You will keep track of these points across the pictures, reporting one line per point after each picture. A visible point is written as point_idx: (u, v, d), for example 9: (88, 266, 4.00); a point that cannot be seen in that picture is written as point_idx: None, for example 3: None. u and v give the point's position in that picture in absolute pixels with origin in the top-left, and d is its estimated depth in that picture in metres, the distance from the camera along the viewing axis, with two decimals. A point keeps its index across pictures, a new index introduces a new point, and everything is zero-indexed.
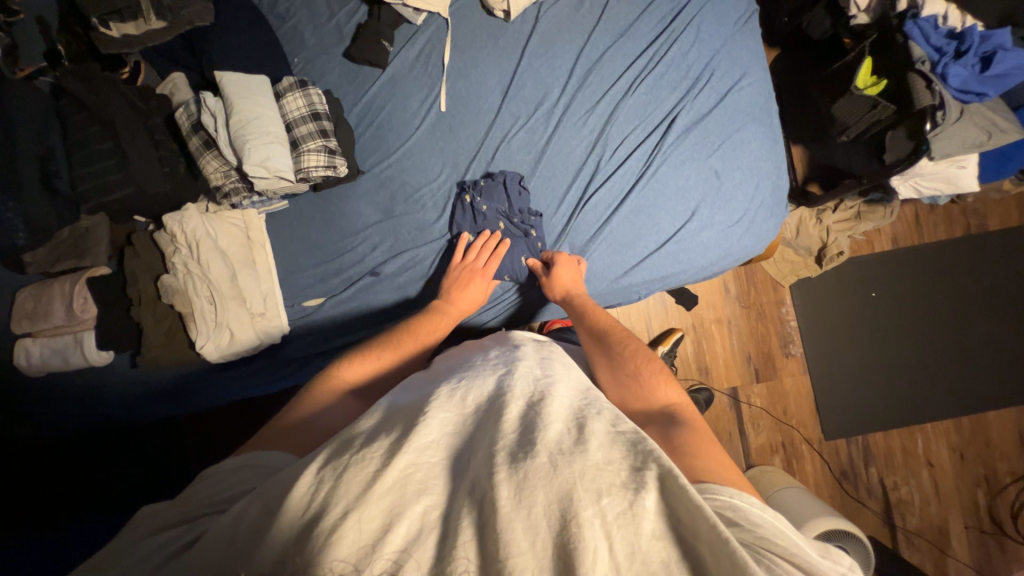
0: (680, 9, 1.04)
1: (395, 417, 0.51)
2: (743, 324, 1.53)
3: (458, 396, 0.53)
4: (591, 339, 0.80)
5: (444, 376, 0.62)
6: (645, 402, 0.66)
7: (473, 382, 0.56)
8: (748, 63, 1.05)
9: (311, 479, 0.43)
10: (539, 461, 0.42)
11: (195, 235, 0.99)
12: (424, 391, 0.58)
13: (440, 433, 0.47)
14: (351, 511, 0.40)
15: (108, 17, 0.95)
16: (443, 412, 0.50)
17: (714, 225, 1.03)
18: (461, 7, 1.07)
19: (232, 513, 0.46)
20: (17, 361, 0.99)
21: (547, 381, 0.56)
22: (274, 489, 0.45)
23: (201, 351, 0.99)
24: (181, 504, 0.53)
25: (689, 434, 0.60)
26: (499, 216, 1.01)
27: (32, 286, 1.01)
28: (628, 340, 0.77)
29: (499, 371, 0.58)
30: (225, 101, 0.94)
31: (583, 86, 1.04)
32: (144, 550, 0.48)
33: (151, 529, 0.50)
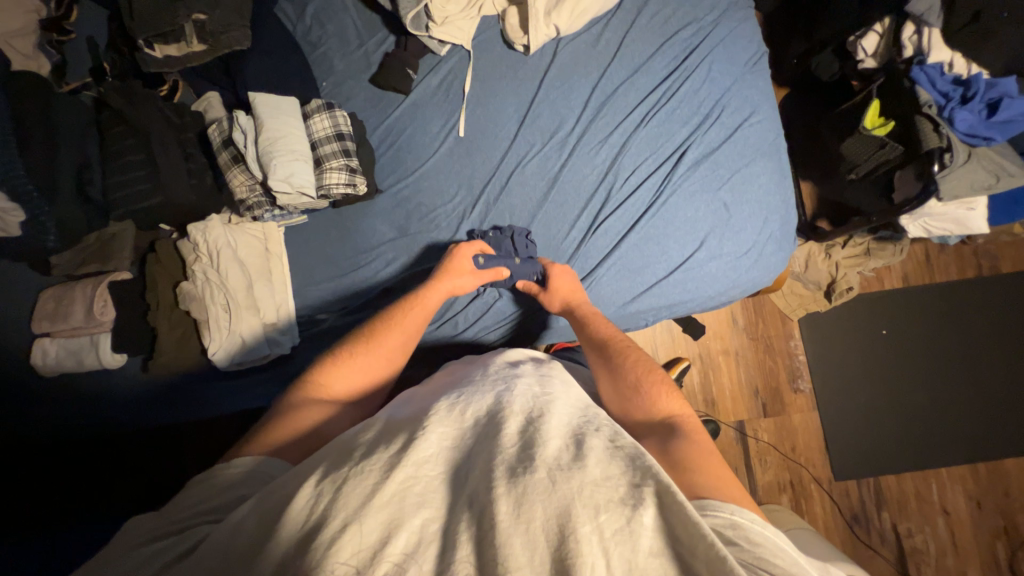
0: (692, 48, 1.08)
1: (396, 428, 0.51)
2: (750, 356, 1.52)
3: (458, 411, 0.53)
4: (591, 352, 0.81)
5: (444, 392, 0.62)
6: (646, 412, 0.67)
7: (472, 398, 0.56)
8: (757, 101, 1.08)
9: (310, 491, 0.44)
10: (534, 475, 0.43)
11: (216, 244, 1.02)
12: (423, 405, 0.58)
13: (440, 446, 0.48)
14: (350, 523, 0.40)
15: (152, 38, 1.00)
16: (442, 426, 0.50)
17: (723, 255, 1.05)
18: (483, 40, 1.12)
19: (232, 522, 0.46)
20: (33, 361, 1.01)
21: (545, 398, 0.56)
22: (275, 497, 0.46)
23: (211, 357, 1.01)
24: (173, 512, 0.52)
25: (690, 446, 0.59)
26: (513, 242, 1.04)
27: (55, 287, 1.05)
28: (627, 349, 0.78)
29: (498, 388, 0.58)
30: (256, 120, 0.99)
31: (597, 118, 1.08)
32: (139, 558, 0.47)
33: (141, 539, 0.49)
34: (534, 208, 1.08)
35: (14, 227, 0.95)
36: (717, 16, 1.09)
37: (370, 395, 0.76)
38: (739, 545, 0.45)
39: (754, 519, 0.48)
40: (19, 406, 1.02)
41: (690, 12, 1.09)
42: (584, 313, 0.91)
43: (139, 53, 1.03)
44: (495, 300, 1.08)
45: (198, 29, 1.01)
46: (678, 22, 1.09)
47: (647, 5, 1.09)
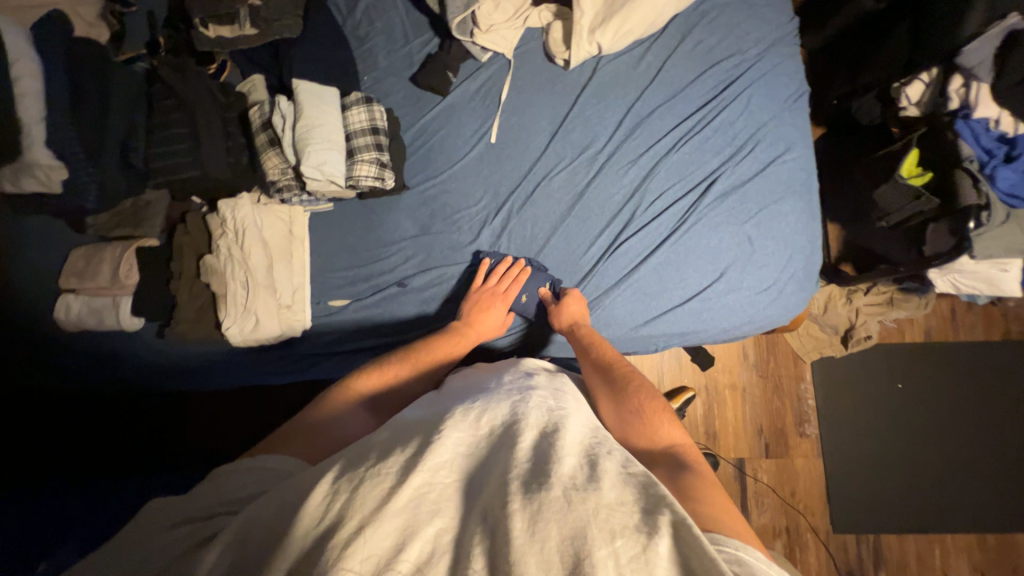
0: (733, 78, 1.06)
1: (412, 430, 0.52)
2: (757, 394, 1.49)
3: (473, 417, 0.53)
4: (594, 372, 0.81)
5: (457, 396, 0.62)
6: (647, 436, 0.66)
7: (486, 403, 0.56)
8: (794, 139, 1.06)
9: (325, 489, 0.44)
10: (549, 493, 0.43)
11: (243, 223, 1.04)
12: (438, 408, 0.59)
13: (455, 454, 0.48)
14: (365, 526, 0.40)
15: (206, 18, 1.05)
16: (457, 432, 0.50)
17: (742, 289, 1.02)
18: (525, 52, 1.14)
19: (249, 511, 0.47)
20: (56, 314, 1.05)
21: (558, 414, 0.56)
22: (289, 492, 0.47)
23: (225, 332, 1.03)
24: (195, 501, 0.53)
25: (692, 479, 0.59)
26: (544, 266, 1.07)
27: (87, 246, 1.09)
28: (634, 374, 0.78)
29: (513, 397, 0.58)
30: (297, 106, 1.01)
31: (628, 139, 1.08)
32: (163, 540, 0.49)
33: (167, 522, 0.51)
34: (557, 222, 1.08)
35: (54, 184, 0.96)
36: (763, 48, 1.07)
37: (387, 399, 0.77)
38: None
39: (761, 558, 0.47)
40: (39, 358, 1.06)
41: (736, 42, 1.07)
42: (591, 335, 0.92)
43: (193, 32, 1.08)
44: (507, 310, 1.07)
45: (253, 14, 1.06)
46: (721, 51, 1.07)
47: (692, 32, 1.08)
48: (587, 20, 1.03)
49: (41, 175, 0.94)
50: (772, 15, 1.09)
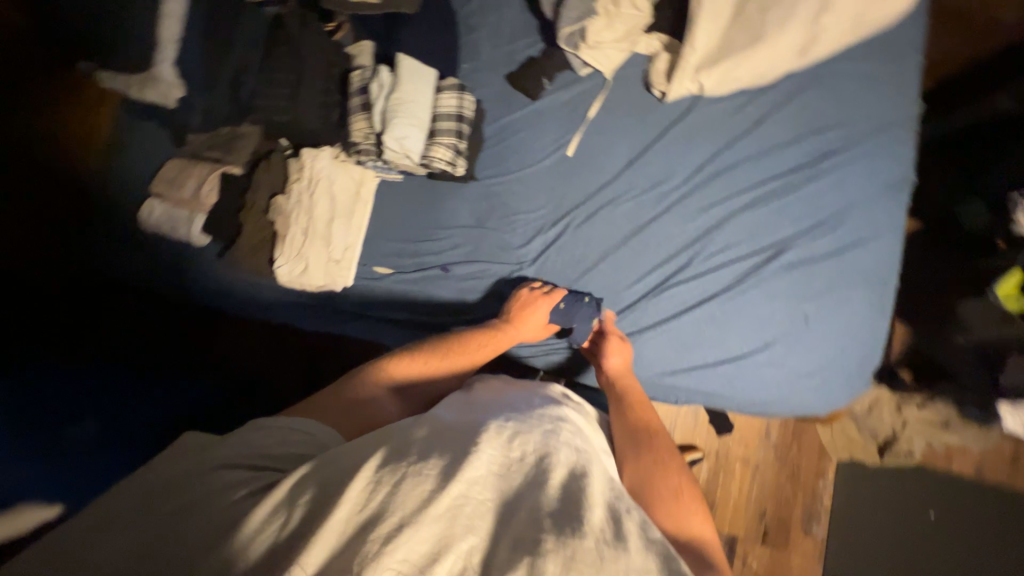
0: (833, 150, 1.01)
1: (448, 435, 0.59)
2: (770, 476, 1.40)
3: (508, 439, 0.58)
4: (622, 426, 0.80)
5: (489, 408, 0.66)
6: (669, 512, 0.68)
7: (519, 426, 0.61)
8: (882, 227, 0.98)
9: (368, 478, 0.51)
10: (569, 531, 0.49)
11: (319, 174, 1.11)
12: (473, 416, 0.64)
13: (488, 471, 0.54)
14: (406, 525, 0.47)
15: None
16: (491, 448, 0.57)
17: (783, 367, 0.97)
18: (625, 76, 1.13)
19: (300, 477, 0.53)
20: (142, 214, 1.17)
21: (582, 455, 0.61)
22: (333, 470, 0.54)
23: (276, 269, 1.10)
24: (250, 448, 0.60)
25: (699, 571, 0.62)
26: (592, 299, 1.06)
27: (180, 160, 1.19)
28: (662, 437, 0.79)
29: (545, 427, 0.63)
30: (395, 79, 1.06)
31: (705, 185, 1.04)
32: (213, 483, 0.55)
33: (215, 464, 0.58)
34: (610, 248, 1.07)
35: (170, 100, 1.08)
36: (874, 127, 1.01)
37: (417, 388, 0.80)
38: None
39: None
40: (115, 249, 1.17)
41: (847, 114, 1.01)
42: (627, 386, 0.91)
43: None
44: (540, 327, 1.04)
45: None
46: (828, 119, 1.02)
47: (803, 92, 1.03)
48: (696, 59, 1.01)
49: (162, 90, 1.06)
50: (894, 93, 1.01)
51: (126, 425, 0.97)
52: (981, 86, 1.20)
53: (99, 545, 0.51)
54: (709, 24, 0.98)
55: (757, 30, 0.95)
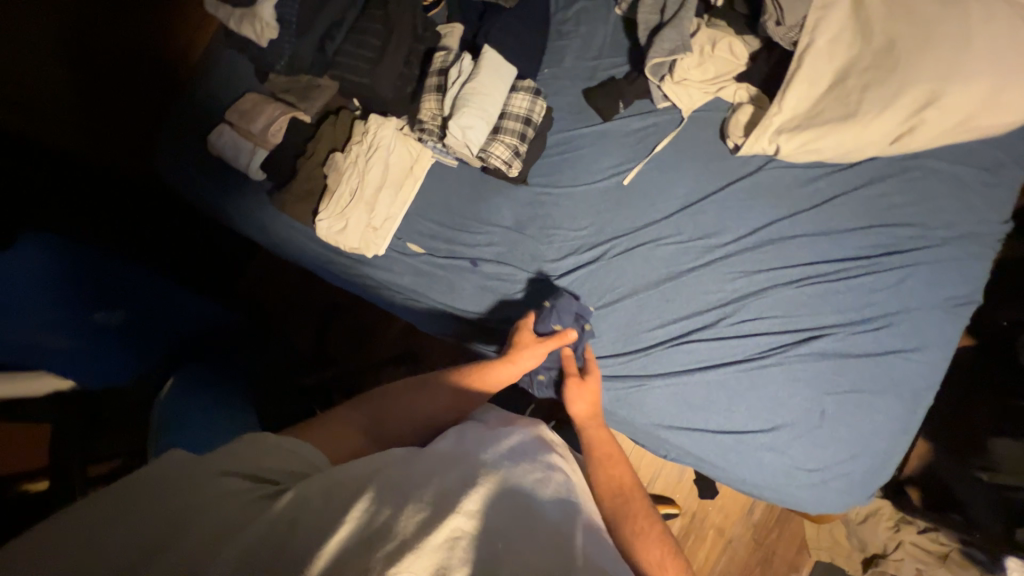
0: (900, 248, 0.95)
1: (449, 467, 0.58)
2: (741, 554, 1.38)
3: (500, 479, 0.58)
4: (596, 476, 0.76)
5: (484, 443, 0.65)
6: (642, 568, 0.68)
7: (512, 468, 0.61)
8: (930, 341, 0.92)
9: (369, 500, 0.51)
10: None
11: (379, 142, 1.13)
12: (468, 450, 0.63)
13: (489, 509, 0.53)
14: (405, 549, 0.46)
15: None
16: (483, 484, 0.56)
17: (786, 455, 0.93)
18: (702, 119, 1.10)
19: (314, 489, 0.52)
20: (209, 137, 1.21)
21: (571, 506, 0.61)
22: (338, 487, 0.53)
23: (317, 222, 1.14)
24: (253, 456, 0.57)
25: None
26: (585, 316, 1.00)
27: (257, 95, 1.24)
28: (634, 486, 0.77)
29: (536, 474, 0.62)
30: (474, 69, 1.07)
31: (755, 249, 1.01)
32: (218, 485, 0.51)
33: (220, 469, 0.53)
34: (640, 287, 1.05)
35: (261, 40, 1.13)
36: (952, 235, 0.94)
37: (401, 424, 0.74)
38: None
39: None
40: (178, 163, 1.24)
41: (925, 215, 0.95)
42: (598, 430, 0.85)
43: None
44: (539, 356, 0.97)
45: None
46: (904, 215, 0.95)
47: (882, 181, 0.97)
48: (779, 120, 0.96)
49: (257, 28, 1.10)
50: (982, 205, 0.94)
51: (151, 332, 1.01)
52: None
53: (86, 538, 0.44)
54: (803, 88, 0.93)
55: (851, 108, 0.90)
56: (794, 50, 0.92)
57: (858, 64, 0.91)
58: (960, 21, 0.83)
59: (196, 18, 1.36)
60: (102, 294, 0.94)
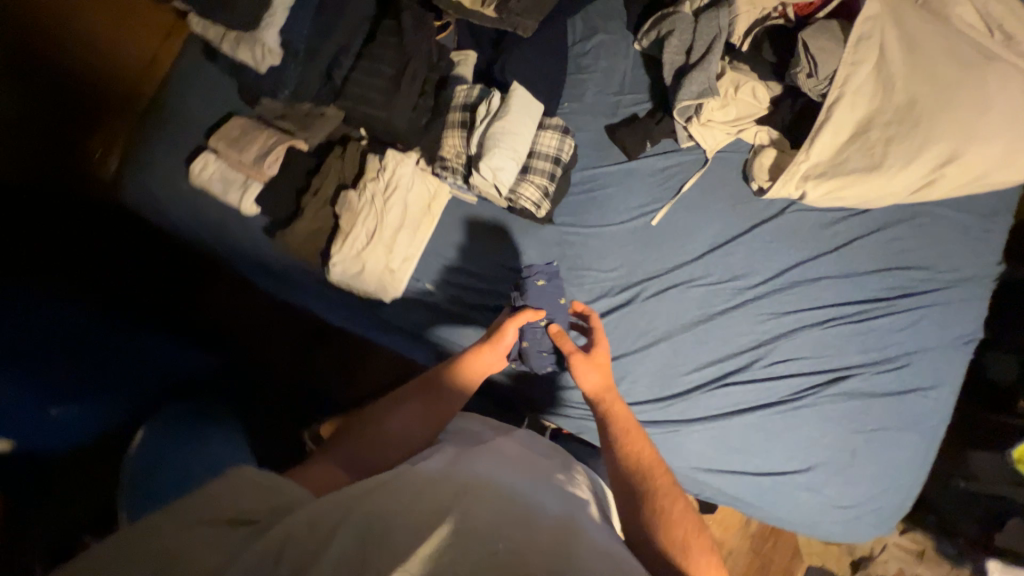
0: (913, 290, 1.01)
1: (449, 480, 0.58)
2: (742, 565, 1.41)
3: (488, 490, 0.58)
4: (618, 475, 0.75)
5: (475, 466, 0.65)
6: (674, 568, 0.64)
7: (501, 484, 0.61)
8: (945, 378, 0.98)
9: (344, 544, 0.46)
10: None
11: (398, 180, 1.06)
12: (457, 472, 0.63)
13: (489, 515, 0.52)
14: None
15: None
16: (472, 494, 0.55)
17: (821, 494, 0.96)
18: (725, 159, 1.11)
19: (288, 538, 0.47)
20: (192, 168, 1.13)
21: (569, 512, 0.61)
22: (315, 529, 0.48)
23: (330, 268, 1.05)
24: (235, 494, 0.52)
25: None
26: (562, 294, 1.01)
27: (245, 120, 1.15)
28: (664, 477, 0.74)
29: (524, 490, 0.62)
30: (504, 107, 1.01)
31: (782, 291, 1.03)
32: (184, 542, 0.47)
33: (199, 518, 0.49)
34: (673, 330, 1.05)
35: (261, 65, 1.01)
36: (959, 278, 1.01)
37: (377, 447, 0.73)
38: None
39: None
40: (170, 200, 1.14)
41: (935, 259, 1.01)
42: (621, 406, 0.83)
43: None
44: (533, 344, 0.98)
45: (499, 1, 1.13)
46: (917, 258, 1.01)
47: (897, 225, 1.02)
48: (806, 166, 0.99)
49: (258, 53, 0.99)
50: (983, 248, 1.01)
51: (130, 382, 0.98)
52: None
53: None
54: (830, 138, 0.97)
55: (876, 159, 0.94)
56: (823, 101, 0.95)
57: (880, 117, 0.95)
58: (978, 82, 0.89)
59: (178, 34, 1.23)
60: (75, 360, 0.92)
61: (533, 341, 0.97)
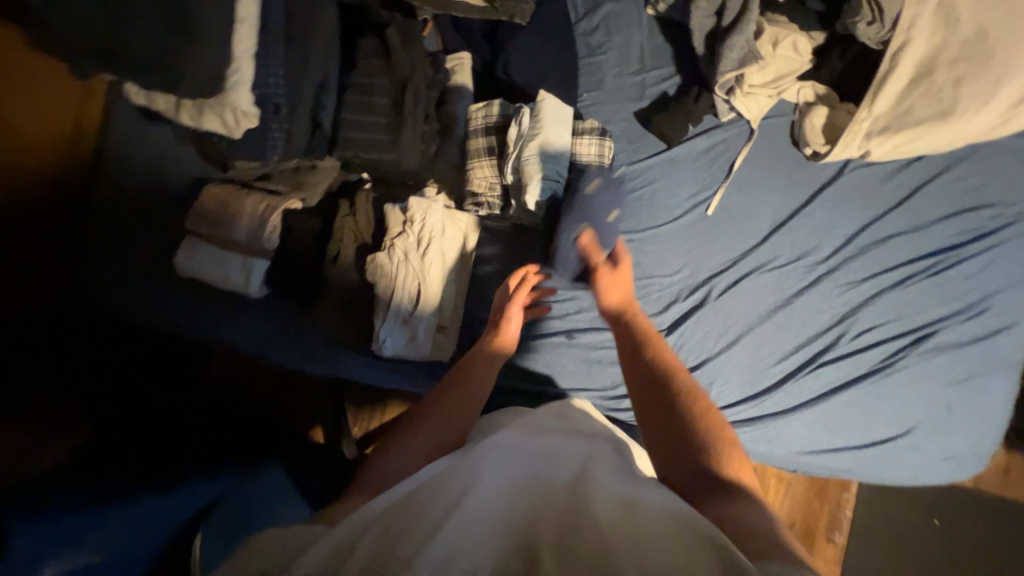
0: (983, 230, 0.98)
1: (449, 481, 0.56)
2: (801, 491, 1.35)
3: (509, 483, 0.56)
4: (643, 387, 0.73)
5: (488, 453, 0.63)
6: (712, 480, 0.61)
7: (517, 470, 0.59)
8: (1023, 314, 0.98)
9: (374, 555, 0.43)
10: (585, 546, 0.44)
11: (430, 231, 0.95)
12: (478, 462, 0.60)
13: (490, 512, 0.50)
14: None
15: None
16: (490, 490, 0.54)
17: (923, 452, 0.98)
18: (771, 125, 1.02)
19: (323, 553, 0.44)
20: (177, 258, 0.98)
21: (584, 475, 0.59)
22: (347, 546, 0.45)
23: (379, 344, 0.95)
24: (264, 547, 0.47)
25: (756, 525, 0.52)
26: (611, 206, 0.97)
27: (223, 188, 0.97)
28: (691, 386, 0.73)
29: (541, 466, 0.61)
30: (537, 124, 0.93)
31: (855, 259, 0.99)
32: None
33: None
34: (753, 322, 1.00)
35: (236, 130, 0.82)
36: None
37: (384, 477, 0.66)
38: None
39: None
40: (178, 298, 1.02)
41: (999, 193, 0.98)
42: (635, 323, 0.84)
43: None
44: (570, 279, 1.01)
45: None
46: (982, 196, 0.98)
47: (958, 164, 0.98)
48: (869, 123, 0.92)
49: (230, 118, 0.79)
50: None
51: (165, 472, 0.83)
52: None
53: None
54: (890, 88, 0.89)
55: (947, 104, 0.87)
56: (884, 48, 0.87)
57: (945, 55, 0.86)
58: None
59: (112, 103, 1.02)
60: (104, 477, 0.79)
61: (560, 255, 0.96)
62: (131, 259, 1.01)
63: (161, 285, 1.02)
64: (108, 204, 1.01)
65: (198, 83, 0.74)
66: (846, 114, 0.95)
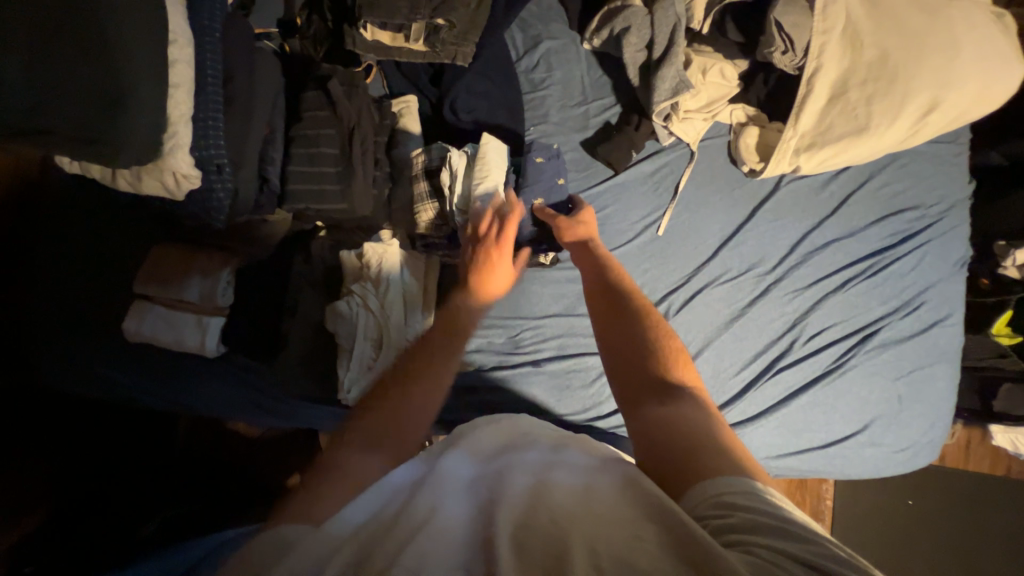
0: (912, 231, 1.06)
1: (412, 497, 0.52)
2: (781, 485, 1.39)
3: (474, 484, 0.56)
4: (600, 313, 0.76)
5: (455, 456, 0.63)
6: (654, 382, 0.66)
7: (482, 468, 0.60)
8: (955, 306, 1.06)
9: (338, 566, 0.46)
10: (551, 520, 0.46)
11: (387, 275, 0.96)
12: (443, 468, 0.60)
13: (462, 518, 0.48)
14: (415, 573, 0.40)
15: (373, 22, 0.93)
16: (454, 494, 0.53)
17: (881, 445, 1.03)
18: (709, 146, 1.07)
19: None
20: (125, 323, 0.93)
21: (550, 463, 0.58)
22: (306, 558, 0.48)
23: (346, 396, 0.94)
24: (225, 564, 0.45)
25: (688, 430, 0.59)
26: (562, 175, 1.02)
27: (167, 248, 0.94)
28: (641, 304, 0.77)
29: (507, 457, 0.61)
30: (470, 160, 0.96)
31: (798, 267, 1.04)
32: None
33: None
34: (712, 334, 1.02)
35: (179, 192, 0.81)
36: (945, 208, 1.06)
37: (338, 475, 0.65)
38: (783, 565, 0.39)
39: (797, 523, 0.44)
40: (123, 365, 0.97)
41: (921, 195, 1.06)
42: (582, 251, 0.89)
43: (351, 31, 0.95)
44: (543, 270, 1.06)
45: (427, 32, 0.96)
46: (906, 199, 1.06)
47: (881, 171, 1.06)
48: (796, 141, 0.98)
49: (169, 180, 0.78)
50: (955, 172, 1.08)
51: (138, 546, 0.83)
52: (1015, 126, 1.21)
53: None
54: (812, 107, 0.96)
55: (861, 121, 0.95)
56: (800, 74, 0.95)
57: (855, 76, 0.94)
58: (942, 27, 0.93)
59: (47, 170, 0.99)
60: None
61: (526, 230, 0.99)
62: (75, 330, 0.97)
63: (106, 351, 0.97)
64: (49, 276, 0.97)
65: (132, 151, 0.70)
66: (775, 132, 1.02)
